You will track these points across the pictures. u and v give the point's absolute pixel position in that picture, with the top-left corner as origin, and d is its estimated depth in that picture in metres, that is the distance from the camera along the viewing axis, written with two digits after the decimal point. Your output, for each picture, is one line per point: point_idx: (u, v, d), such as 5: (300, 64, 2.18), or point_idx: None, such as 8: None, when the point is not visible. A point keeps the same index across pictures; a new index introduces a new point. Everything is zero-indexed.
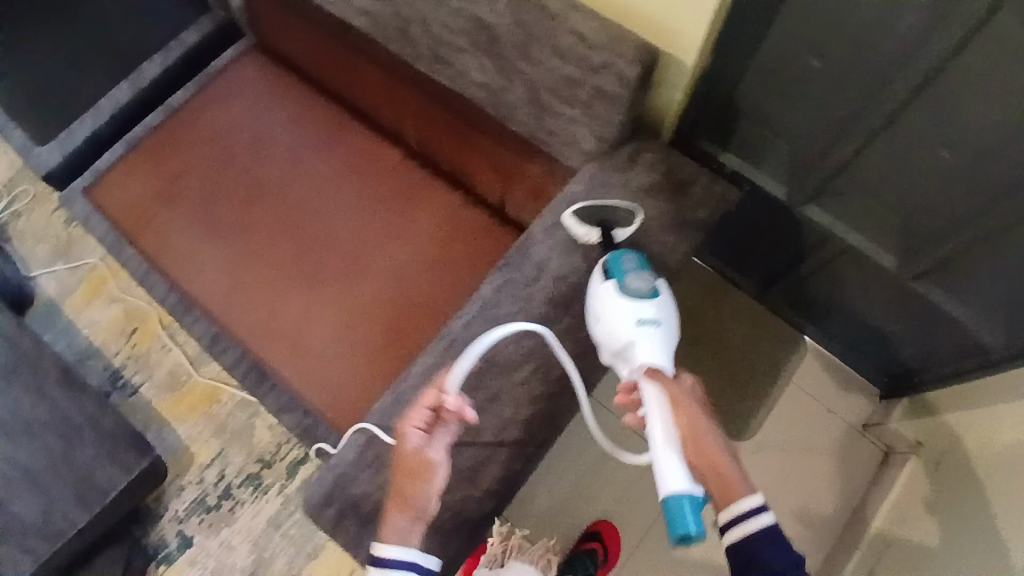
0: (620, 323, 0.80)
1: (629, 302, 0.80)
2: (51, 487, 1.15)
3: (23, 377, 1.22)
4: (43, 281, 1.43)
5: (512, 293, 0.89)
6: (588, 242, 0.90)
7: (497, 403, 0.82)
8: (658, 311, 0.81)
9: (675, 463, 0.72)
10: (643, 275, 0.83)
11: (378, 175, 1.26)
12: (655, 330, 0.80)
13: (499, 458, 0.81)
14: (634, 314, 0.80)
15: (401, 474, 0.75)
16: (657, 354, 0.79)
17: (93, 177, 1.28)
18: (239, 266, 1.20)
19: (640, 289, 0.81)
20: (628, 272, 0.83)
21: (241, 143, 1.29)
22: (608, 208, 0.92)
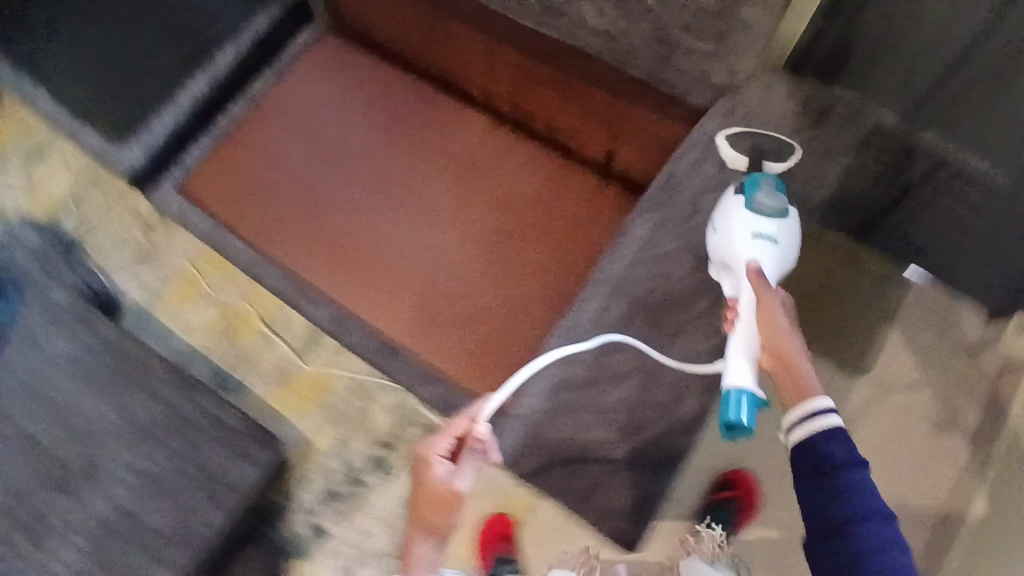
0: (737, 233, 0.79)
1: (749, 215, 0.79)
2: (183, 491, 1.12)
3: (132, 384, 1.17)
4: (129, 291, 1.40)
5: (671, 230, 0.88)
6: (736, 166, 0.89)
7: (682, 338, 0.82)
8: (778, 228, 0.79)
9: (742, 360, 0.73)
10: (774, 194, 0.80)
11: (470, 142, 1.25)
12: (769, 247, 0.78)
13: (694, 392, 0.81)
14: (752, 227, 0.78)
15: (429, 495, 0.84)
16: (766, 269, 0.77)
17: (186, 175, 1.28)
18: (345, 243, 1.20)
19: (765, 204, 0.79)
20: (760, 188, 0.80)
21: (329, 131, 1.29)
22: (767, 138, 0.90)
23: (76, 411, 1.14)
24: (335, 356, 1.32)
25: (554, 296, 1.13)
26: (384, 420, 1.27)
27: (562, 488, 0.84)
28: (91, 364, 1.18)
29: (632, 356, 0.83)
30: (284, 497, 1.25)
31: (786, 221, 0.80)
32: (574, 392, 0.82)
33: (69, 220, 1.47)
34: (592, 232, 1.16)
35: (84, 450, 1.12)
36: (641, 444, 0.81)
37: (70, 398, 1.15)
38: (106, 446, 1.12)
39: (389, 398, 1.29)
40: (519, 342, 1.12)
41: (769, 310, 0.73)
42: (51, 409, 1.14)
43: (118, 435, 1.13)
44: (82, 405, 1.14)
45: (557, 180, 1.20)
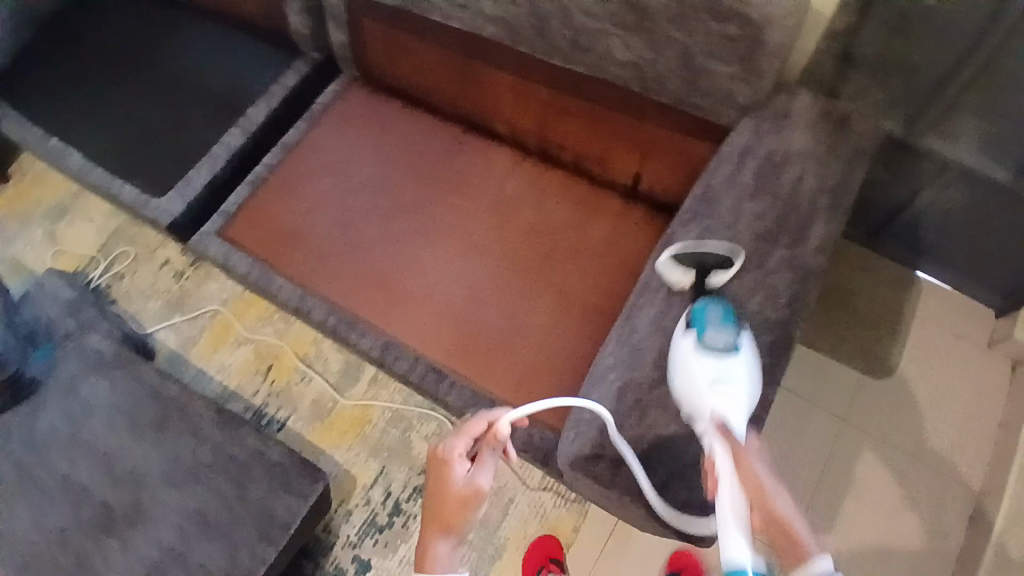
0: (696, 380, 0.79)
1: (706, 359, 0.79)
2: (231, 528, 1.08)
3: (175, 426, 1.16)
4: (161, 337, 1.40)
5: (716, 237, 0.93)
6: (682, 286, 0.91)
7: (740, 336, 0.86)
8: (736, 365, 0.78)
9: (736, 530, 0.65)
10: (724, 329, 0.81)
11: (502, 176, 1.30)
12: (732, 388, 0.77)
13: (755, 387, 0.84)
14: (711, 372, 0.78)
15: (448, 501, 0.85)
16: (733, 417, 0.76)
17: (224, 221, 1.31)
18: (389, 278, 1.23)
19: (717, 344, 0.80)
20: (709, 325, 0.81)
21: (363, 171, 1.33)
22: (780, 181, 0.95)
23: (120, 455, 1.13)
24: (373, 389, 1.32)
25: (598, 315, 1.17)
26: (425, 450, 1.26)
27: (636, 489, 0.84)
28: (133, 408, 1.17)
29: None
30: (327, 532, 1.22)
31: (741, 355, 0.80)
32: (638, 394, 0.86)
33: (97, 272, 1.48)
34: (627, 251, 1.21)
35: (129, 494, 1.10)
36: None
37: (113, 443, 1.14)
38: (151, 489, 1.10)
39: (428, 427, 1.29)
40: (566, 360, 1.14)
41: (751, 472, 0.70)
42: (94, 456, 1.12)
43: (163, 478, 1.11)
44: (126, 450, 1.13)
45: (588, 203, 1.26)
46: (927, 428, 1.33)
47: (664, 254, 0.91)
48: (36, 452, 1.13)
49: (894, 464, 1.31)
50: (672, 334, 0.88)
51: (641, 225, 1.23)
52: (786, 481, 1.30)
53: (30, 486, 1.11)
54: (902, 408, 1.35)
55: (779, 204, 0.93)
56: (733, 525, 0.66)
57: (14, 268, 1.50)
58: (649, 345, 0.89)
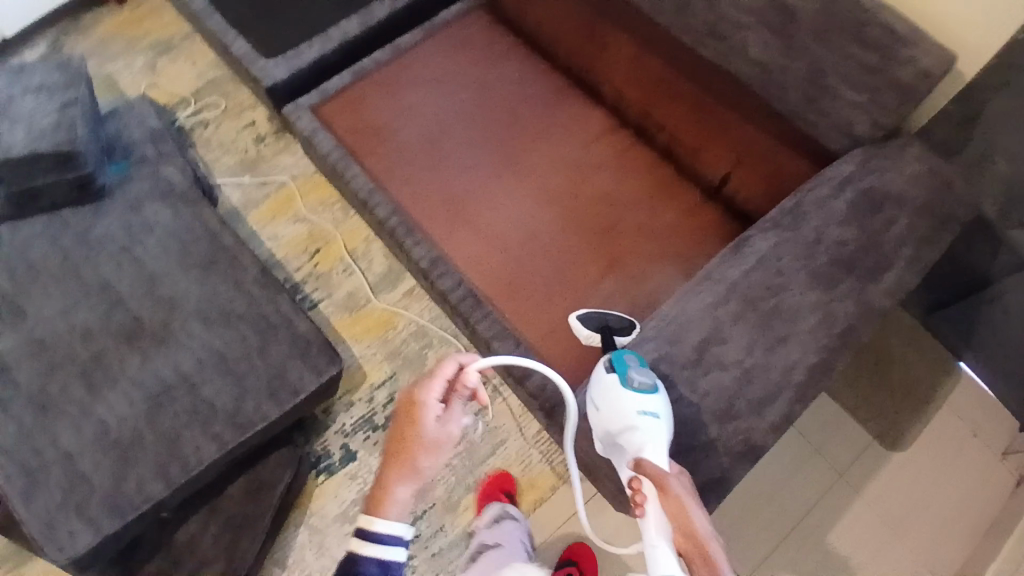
0: (618, 416, 0.80)
1: (630, 397, 0.80)
2: (245, 378, 1.11)
3: (220, 271, 1.20)
4: (227, 191, 1.44)
5: (791, 249, 0.92)
6: (591, 342, 0.95)
7: (786, 346, 0.85)
8: (658, 404, 0.80)
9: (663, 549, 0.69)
10: (644, 371, 0.82)
11: (596, 139, 1.29)
12: (655, 425, 0.79)
13: (786, 397, 0.84)
14: (633, 409, 0.79)
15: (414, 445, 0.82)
16: (652, 451, 0.77)
17: (319, 99, 1.34)
18: (457, 201, 1.25)
19: (640, 383, 0.81)
20: (630, 367, 0.82)
21: (460, 93, 1.34)
22: (871, 217, 0.94)
23: (164, 281, 1.16)
24: (407, 300, 1.35)
25: (649, 297, 1.14)
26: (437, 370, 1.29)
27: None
28: (186, 242, 1.21)
29: (740, 351, 0.86)
30: (325, 415, 1.25)
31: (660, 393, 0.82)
32: (678, 368, 0.85)
33: (185, 112, 1.51)
34: (693, 246, 1.18)
35: (160, 317, 1.12)
36: (733, 430, 0.82)
37: (160, 268, 1.17)
38: (182, 319, 1.13)
39: (447, 351, 1.31)
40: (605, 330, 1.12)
41: (672, 496, 0.71)
42: (140, 273, 1.16)
43: (197, 313, 1.15)
44: (170, 277, 1.17)
45: (668, 190, 1.23)
46: (918, 511, 1.32)
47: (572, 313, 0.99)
48: (87, 252, 1.17)
49: (875, 534, 1.31)
50: (723, 324, 0.87)
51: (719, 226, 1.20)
52: (763, 516, 1.32)
53: (72, 280, 1.14)
54: (900, 483, 1.34)
55: (861, 239, 0.93)
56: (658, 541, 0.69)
57: (109, 86, 1.54)
58: (697, 327, 0.87)
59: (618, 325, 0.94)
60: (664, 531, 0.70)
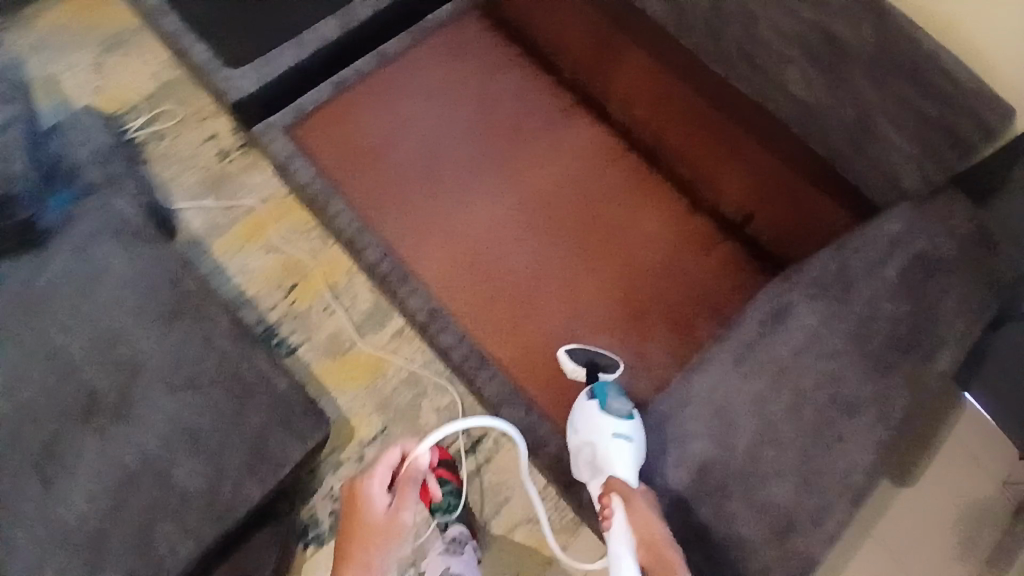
0: (596, 436, 0.89)
1: (606, 421, 0.88)
2: (223, 454, 0.99)
3: (187, 325, 1.05)
4: (186, 215, 1.27)
5: (843, 329, 0.83)
6: (575, 377, 1.00)
7: (845, 447, 0.79)
8: (632, 428, 0.87)
9: (626, 560, 0.79)
10: (622, 401, 0.91)
11: (612, 168, 1.16)
12: (627, 447, 0.86)
13: (840, 508, 0.78)
14: (609, 429, 0.87)
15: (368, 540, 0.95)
16: (623, 469, 0.84)
17: (294, 117, 1.17)
18: (459, 241, 1.10)
19: (614, 409, 0.90)
20: (608, 394, 0.92)
21: (457, 110, 1.19)
22: (930, 288, 0.84)
23: (121, 341, 1.01)
24: (396, 342, 1.22)
25: (675, 356, 1.03)
26: (433, 421, 1.17)
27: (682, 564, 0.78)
28: (147, 294, 1.05)
29: (793, 452, 0.79)
30: (312, 476, 1.14)
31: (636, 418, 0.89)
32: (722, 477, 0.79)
33: (135, 122, 1.32)
34: (722, 292, 1.06)
35: (120, 386, 0.98)
36: (788, 547, 0.76)
37: (116, 325, 1.01)
38: (145, 387, 0.99)
39: (443, 400, 1.19)
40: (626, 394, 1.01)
41: (636, 510, 0.79)
42: (91, 332, 1.00)
43: (162, 378, 1.00)
44: (128, 336, 1.01)
45: (691, 226, 1.11)
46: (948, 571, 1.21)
47: (563, 349, 1.00)
48: (27, 308, 1.00)
49: None
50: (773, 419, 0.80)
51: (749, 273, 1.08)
52: None
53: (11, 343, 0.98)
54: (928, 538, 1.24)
55: (920, 314, 0.83)
56: (622, 550, 0.80)
57: (51, 88, 1.33)
58: (747, 423, 0.80)
59: (605, 363, 0.99)
60: (629, 541, 0.80)
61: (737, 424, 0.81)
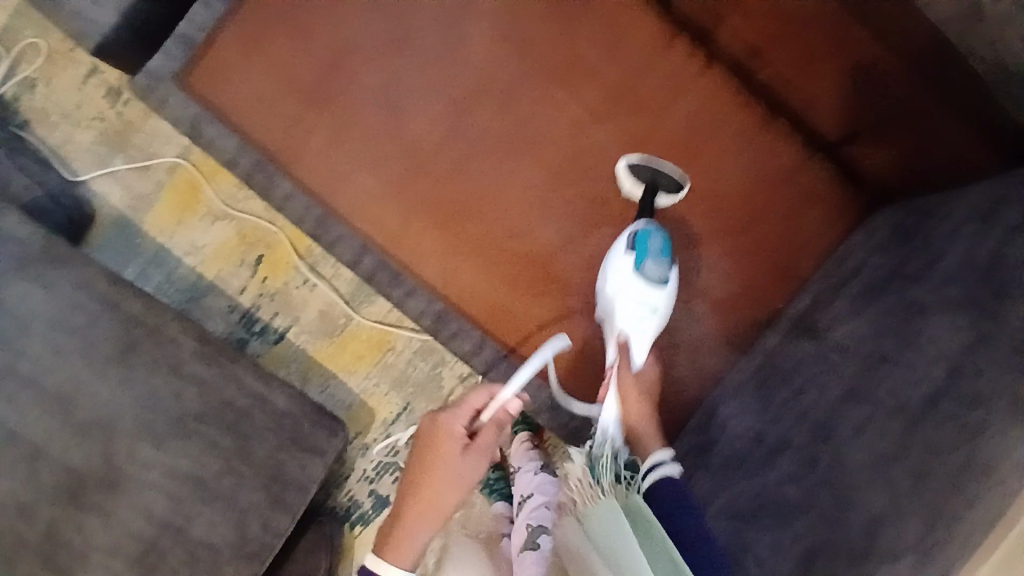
0: (622, 299, 0.80)
1: (637, 286, 0.79)
2: (238, 495, 0.90)
3: (146, 357, 0.89)
4: (100, 189, 1.02)
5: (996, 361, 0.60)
6: (630, 194, 0.86)
7: None
8: (661, 302, 0.80)
9: (610, 413, 0.75)
10: (661, 263, 0.80)
11: (644, 73, 0.86)
12: (649, 321, 0.80)
13: None
14: (637, 300, 0.79)
15: (429, 475, 0.74)
16: (637, 344, 0.80)
17: (186, 59, 0.83)
18: (454, 214, 0.86)
19: (650, 274, 0.80)
20: (649, 252, 0.80)
21: (423, 20, 0.85)
22: None
23: (79, 399, 0.86)
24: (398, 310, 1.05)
25: (742, 330, 0.86)
26: (457, 392, 1.05)
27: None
28: (85, 330, 0.88)
29: None
30: (340, 463, 1.06)
31: (669, 290, 0.81)
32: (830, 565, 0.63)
33: None
34: (794, 242, 0.86)
35: (100, 455, 0.85)
36: None
37: (65, 380, 0.86)
38: (127, 445, 0.86)
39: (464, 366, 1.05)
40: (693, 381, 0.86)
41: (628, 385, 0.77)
42: (44, 399, 0.86)
43: (142, 430, 0.87)
44: (85, 391, 0.87)
45: (753, 155, 0.86)
46: None
47: (623, 160, 0.85)
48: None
49: None
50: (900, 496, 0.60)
51: (831, 209, 0.86)
52: None
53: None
54: None
55: None
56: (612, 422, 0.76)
57: None
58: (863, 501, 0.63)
59: (667, 184, 0.84)
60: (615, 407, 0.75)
61: (851, 501, 0.63)
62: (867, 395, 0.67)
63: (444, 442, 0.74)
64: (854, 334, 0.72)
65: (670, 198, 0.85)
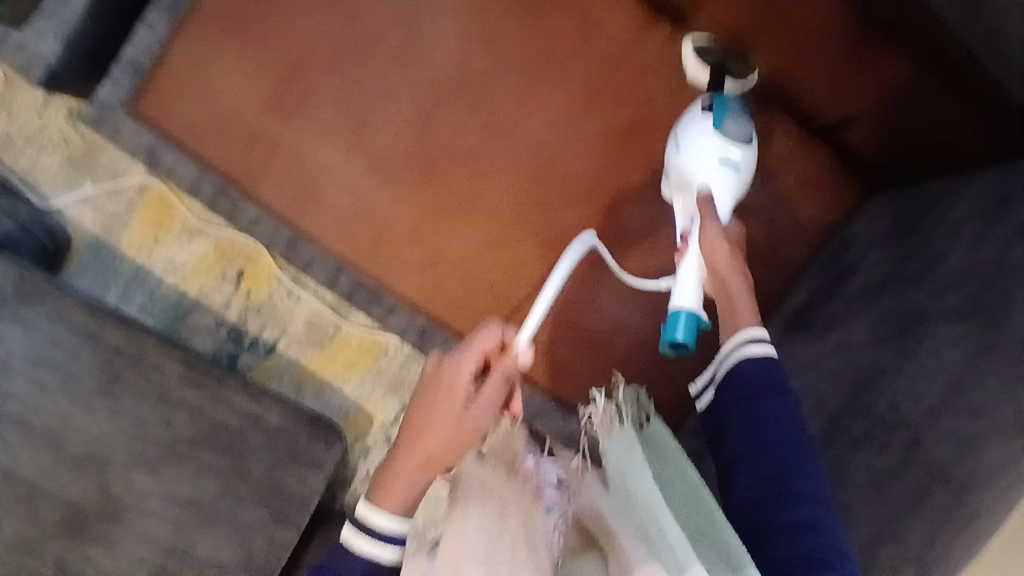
0: (699, 155, 0.75)
1: (716, 139, 0.74)
2: (238, 515, 0.91)
3: (132, 388, 0.89)
4: (72, 213, 0.99)
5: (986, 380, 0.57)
6: (695, 81, 0.81)
7: None
8: (744, 158, 0.74)
9: (691, 279, 0.71)
10: (741, 120, 0.75)
11: (618, 63, 0.82)
12: (730, 178, 0.74)
13: None
14: (717, 153, 0.74)
15: (431, 429, 0.64)
16: (719, 199, 0.74)
17: (134, 85, 0.78)
18: (429, 226, 0.82)
19: (732, 133, 0.75)
20: (730, 112, 0.75)
21: (384, 22, 0.80)
22: None
23: (70, 435, 0.86)
24: None
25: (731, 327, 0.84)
26: None
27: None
28: (68, 365, 0.88)
29: None
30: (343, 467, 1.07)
31: (750, 152, 0.76)
32: None
33: None
34: (780, 227, 0.85)
35: (99, 489, 0.86)
36: None
37: (55, 418, 0.86)
38: (124, 476, 0.87)
39: None
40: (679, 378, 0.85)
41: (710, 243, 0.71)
42: (35, 439, 0.86)
43: (136, 460, 0.88)
44: (75, 426, 0.87)
45: None
46: None
47: (690, 41, 0.81)
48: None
49: None
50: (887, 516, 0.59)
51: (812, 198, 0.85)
52: None
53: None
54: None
55: None
56: (692, 280, 0.71)
57: None
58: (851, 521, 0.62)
59: (736, 70, 0.80)
60: (697, 268, 0.72)
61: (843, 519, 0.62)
62: (866, 412, 0.65)
63: (447, 392, 0.64)
64: (854, 340, 0.70)
65: (735, 87, 0.80)
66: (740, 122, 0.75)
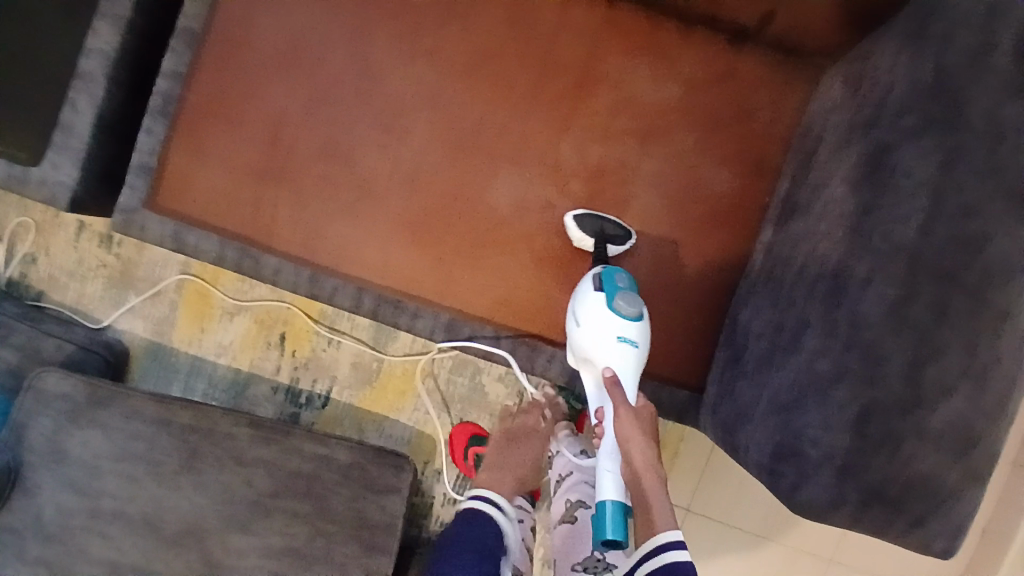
0: (598, 337, 0.80)
1: (609, 320, 0.79)
2: (332, 551, 0.95)
3: (211, 458, 0.95)
4: (125, 327, 1.10)
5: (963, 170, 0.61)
6: (582, 246, 0.86)
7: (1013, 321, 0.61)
8: (639, 333, 0.80)
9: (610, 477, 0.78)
10: (633, 297, 0.80)
11: (552, 34, 0.89)
12: (630, 352, 0.80)
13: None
14: (613, 333, 0.79)
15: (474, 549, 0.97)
16: (624, 374, 0.80)
17: (148, 184, 0.88)
18: (431, 234, 0.89)
19: (625, 312, 0.79)
20: (619, 291, 0.80)
21: (339, 65, 0.89)
22: None
23: (162, 516, 0.93)
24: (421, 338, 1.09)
25: (734, 237, 0.87)
26: (500, 391, 1.10)
27: (885, 527, 0.63)
28: (150, 452, 0.94)
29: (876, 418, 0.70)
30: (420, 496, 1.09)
31: (644, 323, 0.81)
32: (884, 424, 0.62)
33: None
34: (752, 136, 0.87)
35: (200, 559, 0.92)
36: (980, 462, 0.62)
37: (147, 503, 0.93)
38: (221, 539, 0.93)
39: (498, 367, 1.09)
40: (703, 301, 0.87)
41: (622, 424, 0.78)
42: (135, 526, 0.92)
43: (228, 523, 0.94)
44: (167, 506, 0.93)
45: (688, 69, 0.87)
46: None
47: (569, 215, 0.86)
48: (57, 547, 0.92)
49: None
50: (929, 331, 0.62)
51: (766, 96, 0.87)
52: None
53: None
54: None
55: None
56: (612, 472, 0.78)
57: None
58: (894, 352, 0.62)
59: (615, 233, 0.85)
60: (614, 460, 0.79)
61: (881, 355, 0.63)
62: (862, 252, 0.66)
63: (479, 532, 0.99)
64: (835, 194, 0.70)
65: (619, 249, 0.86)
66: (627, 306, 0.80)
